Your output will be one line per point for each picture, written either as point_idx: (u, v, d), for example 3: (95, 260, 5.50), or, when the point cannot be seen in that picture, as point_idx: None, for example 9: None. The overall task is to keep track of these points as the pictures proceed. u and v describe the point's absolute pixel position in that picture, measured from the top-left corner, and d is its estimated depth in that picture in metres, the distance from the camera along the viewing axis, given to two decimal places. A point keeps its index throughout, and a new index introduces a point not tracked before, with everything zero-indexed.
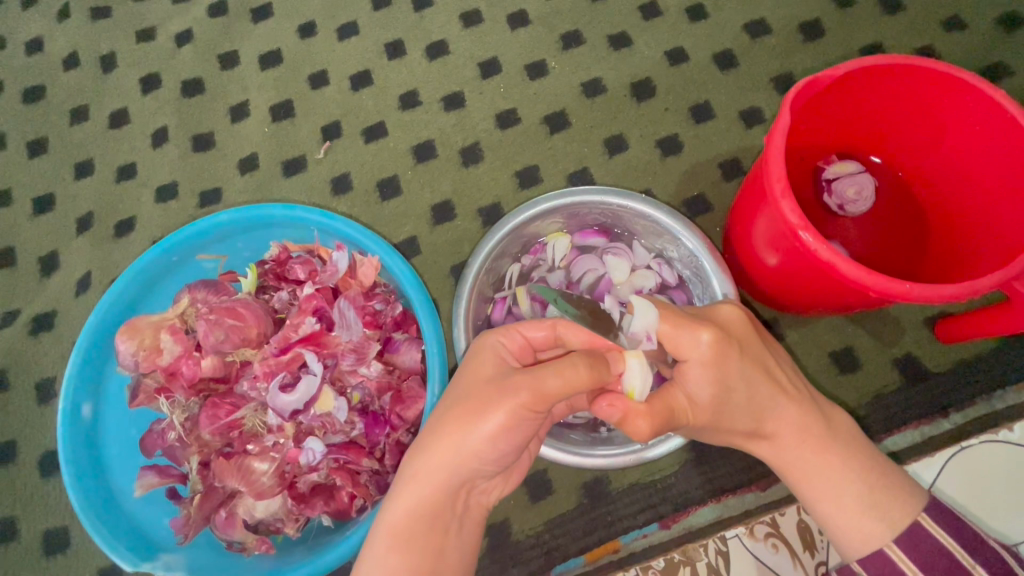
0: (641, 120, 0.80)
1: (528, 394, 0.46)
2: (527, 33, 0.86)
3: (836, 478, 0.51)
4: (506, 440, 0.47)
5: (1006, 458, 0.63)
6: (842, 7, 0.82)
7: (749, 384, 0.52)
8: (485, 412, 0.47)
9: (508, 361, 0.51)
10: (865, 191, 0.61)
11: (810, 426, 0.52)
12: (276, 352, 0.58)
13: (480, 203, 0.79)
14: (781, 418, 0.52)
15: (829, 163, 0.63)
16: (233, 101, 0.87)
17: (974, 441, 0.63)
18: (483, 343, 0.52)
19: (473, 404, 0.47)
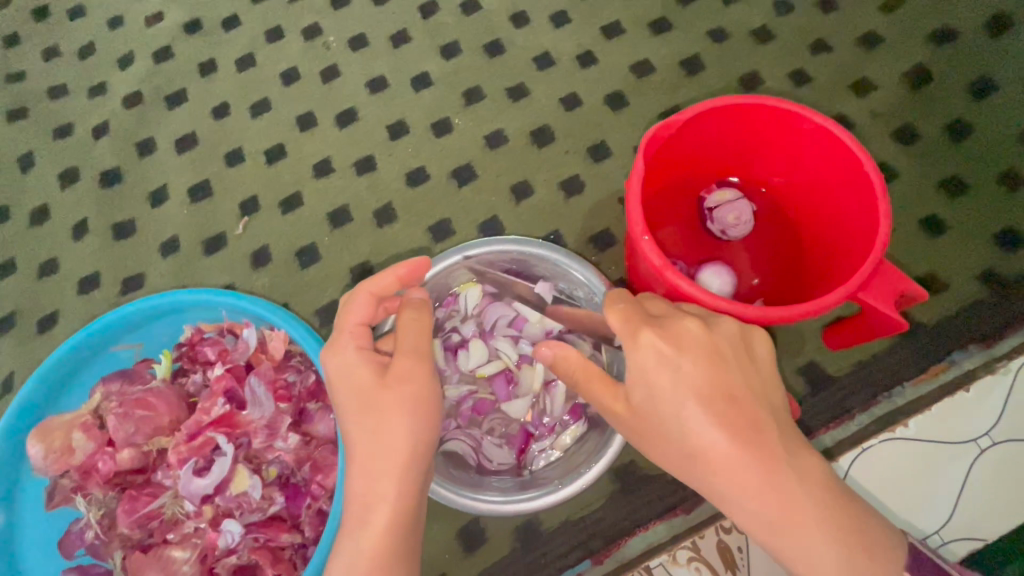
0: (544, 166, 0.84)
1: (413, 358, 0.53)
2: (431, 93, 0.90)
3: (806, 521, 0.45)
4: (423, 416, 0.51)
5: (904, 455, 0.66)
6: (719, 42, 0.88)
7: (709, 402, 0.46)
8: (400, 398, 0.51)
9: (367, 352, 0.53)
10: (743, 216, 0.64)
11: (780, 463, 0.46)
12: (187, 438, 0.59)
13: (397, 260, 0.81)
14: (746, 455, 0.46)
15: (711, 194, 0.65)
16: (151, 186, 0.89)
17: (875, 442, 0.66)
18: (336, 357, 0.53)
19: (379, 399, 0.50)
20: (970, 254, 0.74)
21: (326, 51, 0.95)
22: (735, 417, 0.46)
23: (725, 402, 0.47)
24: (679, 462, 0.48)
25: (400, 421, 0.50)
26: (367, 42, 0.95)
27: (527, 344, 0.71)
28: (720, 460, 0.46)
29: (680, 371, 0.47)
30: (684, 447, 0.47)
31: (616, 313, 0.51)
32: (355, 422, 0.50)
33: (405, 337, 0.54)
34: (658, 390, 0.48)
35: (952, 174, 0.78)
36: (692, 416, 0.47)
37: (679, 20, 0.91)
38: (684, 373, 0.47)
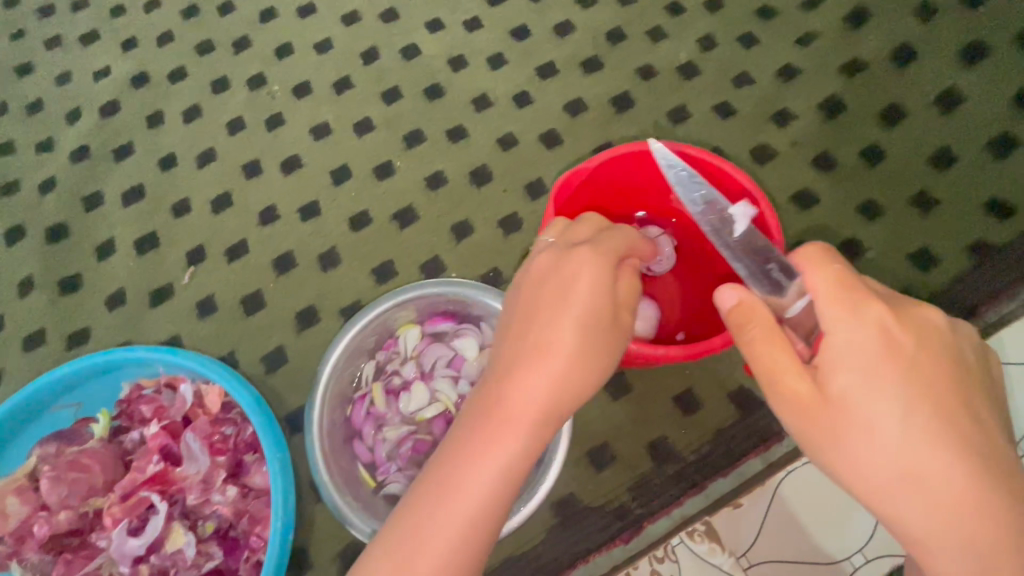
0: (483, 205, 0.86)
1: (589, 313, 0.42)
2: (373, 138, 0.93)
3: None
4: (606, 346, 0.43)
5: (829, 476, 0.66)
6: (647, 79, 0.93)
7: (911, 372, 0.39)
8: (549, 346, 0.41)
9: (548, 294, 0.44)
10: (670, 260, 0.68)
11: (990, 495, 0.37)
12: (121, 497, 0.60)
13: (341, 303, 0.83)
14: (944, 473, 0.38)
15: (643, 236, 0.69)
16: (99, 239, 0.90)
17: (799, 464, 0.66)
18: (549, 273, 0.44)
19: (567, 324, 0.41)
20: (885, 277, 0.78)
21: (271, 99, 0.97)
22: (938, 423, 0.38)
23: (943, 404, 0.39)
24: (849, 458, 0.40)
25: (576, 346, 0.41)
26: (311, 90, 0.98)
27: (467, 385, 0.72)
28: (908, 466, 0.38)
29: (900, 348, 0.40)
30: (861, 444, 0.40)
31: (812, 258, 0.43)
32: (528, 367, 0.40)
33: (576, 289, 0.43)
34: (852, 367, 0.40)
35: (867, 199, 0.82)
36: (886, 413, 0.39)
37: (610, 59, 0.95)
38: (904, 358, 0.40)
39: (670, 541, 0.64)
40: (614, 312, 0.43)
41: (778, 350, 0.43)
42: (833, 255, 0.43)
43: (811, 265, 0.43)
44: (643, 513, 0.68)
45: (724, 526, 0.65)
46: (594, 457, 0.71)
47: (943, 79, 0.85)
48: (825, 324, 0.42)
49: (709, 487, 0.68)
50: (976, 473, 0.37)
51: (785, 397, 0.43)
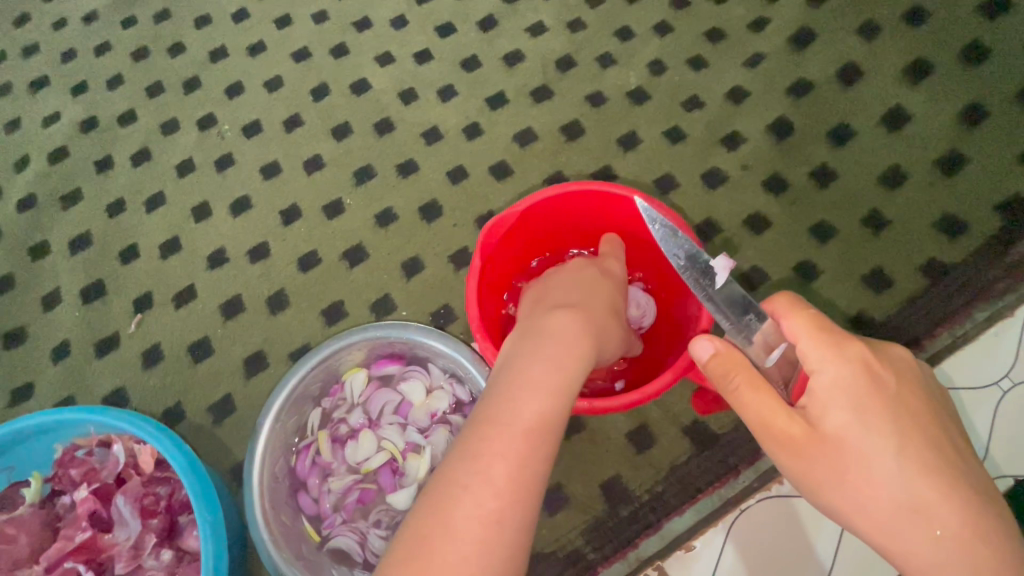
0: (433, 240, 0.85)
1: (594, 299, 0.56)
2: (323, 175, 0.92)
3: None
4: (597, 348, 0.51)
5: (782, 513, 0.65)
6: (597, 106, 0.92)
7: (890, 404, 0.42)
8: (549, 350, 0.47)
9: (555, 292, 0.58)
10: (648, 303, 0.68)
11: (979, 518, 0.39)
12: (46, 569, 0.58)
13: (290, 347, 0.81)
14: (935, 496, 0.40)
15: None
16: (45, 290, 0.88)
17: (752, 501, 0.66)
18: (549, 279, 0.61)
19: (561, 329, 0.50)
20: (841, 300, 0.77)
21: (221, 139, 0.97)
22: (924, 453, 0.41)
23: (925, 432, 0.42)
24: (848, 490, 0.42)
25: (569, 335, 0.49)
26: (261, 128, 0.97)
27: (414, 431, 0.71)
28: (904, 495, 0.40)
29: (878, 382, 0.43)
30: (860, 478, 0.42)
31: (786, 305, 0.47)
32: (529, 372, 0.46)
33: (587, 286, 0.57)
34: (837, 402, 0.43)
35: (818, 221, 0.81)
36: (878, 443, 0.42)
37: (559, 87, 0.95)
38: (882, 392, 0.43)
39: None
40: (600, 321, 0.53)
41: (762, 394, 0.46)
42: (803, 303, 0.48)
43: (787, 312, 0.47)
44: (597, 558, 0.66)
45: (675, 572, 0.64)
46: (546, 500, 0.69)
47: (889, 97, 0.85)
48: (806, 364, 0.45)
49: (664, 527, 0.66)
50: (964, 496, 0.40)
51: (781, 435, 0.45)
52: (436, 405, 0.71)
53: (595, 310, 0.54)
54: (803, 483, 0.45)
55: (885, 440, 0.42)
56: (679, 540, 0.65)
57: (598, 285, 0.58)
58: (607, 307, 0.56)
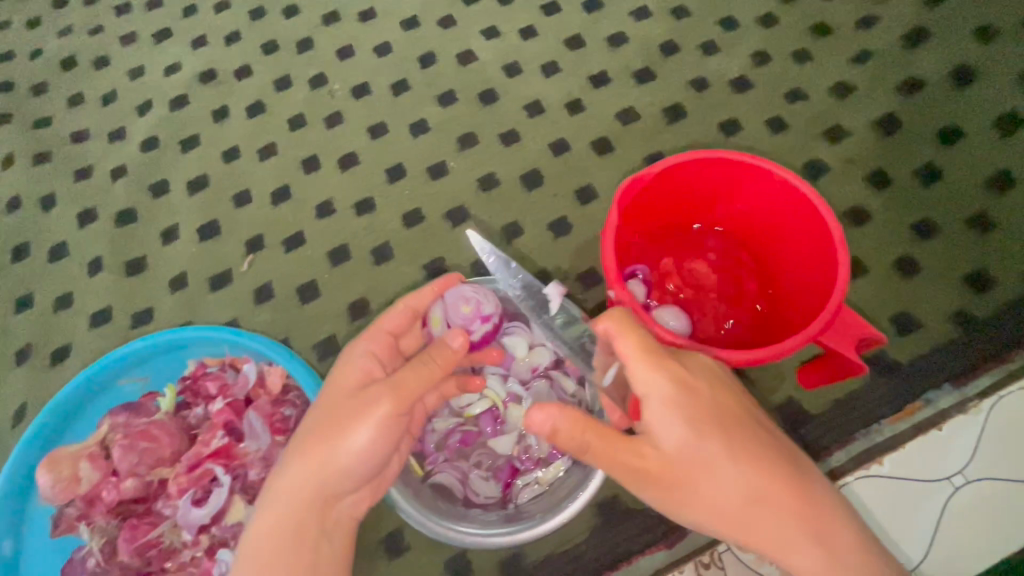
0: (533, 207, 0.89)
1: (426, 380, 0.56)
2: (428, 139, 0.96)
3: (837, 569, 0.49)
4: (340, 457, 0.54)
5: (880, 493, 0.68)
6: (699, 91, 0.94)
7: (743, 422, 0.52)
8: (304, 469, 0.54)
9: (374, 368, 0.59)
10: (485, 298, 0.69)
11: (805, 509, 0.50)
12: (187, 469, 0.63)
13: (392, 297, 0.85)
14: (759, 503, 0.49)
15: (427, 325, 0.67)
16: (163, 226, 0.94)
17: (850, 479, 0.69)
18: (353, 353, 0.60)
19: (322, 446, 0.54)
20: (943, 296, 0.77)
21: (331, 98, 1.01)
22: (759, 466, 0.50)
23: (738, 445, 0.50)
24: (717, 511, 0.50)
25: (309, 465, 0.54)
26: (369, 91, 1.01)
27: (516, 382, 0.74)
28: (763, 505, 0.49)
29: (711, 402, 0.51)
30: (716, 499, 0.49)
31: (621, 325, 0.51)
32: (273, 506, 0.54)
33: (351, 374, 0.58)
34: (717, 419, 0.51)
35: (921, 218, 0.81)
36: (703, 472, 0.49)
37: (662, 71, 0.97)
38: (708, 408, 0.51)
39: (718, 546, 0.67)
40: (338, 425, 0.54)
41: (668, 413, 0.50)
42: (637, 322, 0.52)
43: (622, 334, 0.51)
44: None
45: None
46: None
47: (1000, 102, 0.86)
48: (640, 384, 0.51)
49: None
50: (780, 492, 0.49)
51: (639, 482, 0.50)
52: (538, 361, 0.74)
53: (350, 403, 0.55)
54: (677, 512, 0.52)
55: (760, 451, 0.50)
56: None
57: (371, 368, 0.58)
58: (363, 394, 0.55)
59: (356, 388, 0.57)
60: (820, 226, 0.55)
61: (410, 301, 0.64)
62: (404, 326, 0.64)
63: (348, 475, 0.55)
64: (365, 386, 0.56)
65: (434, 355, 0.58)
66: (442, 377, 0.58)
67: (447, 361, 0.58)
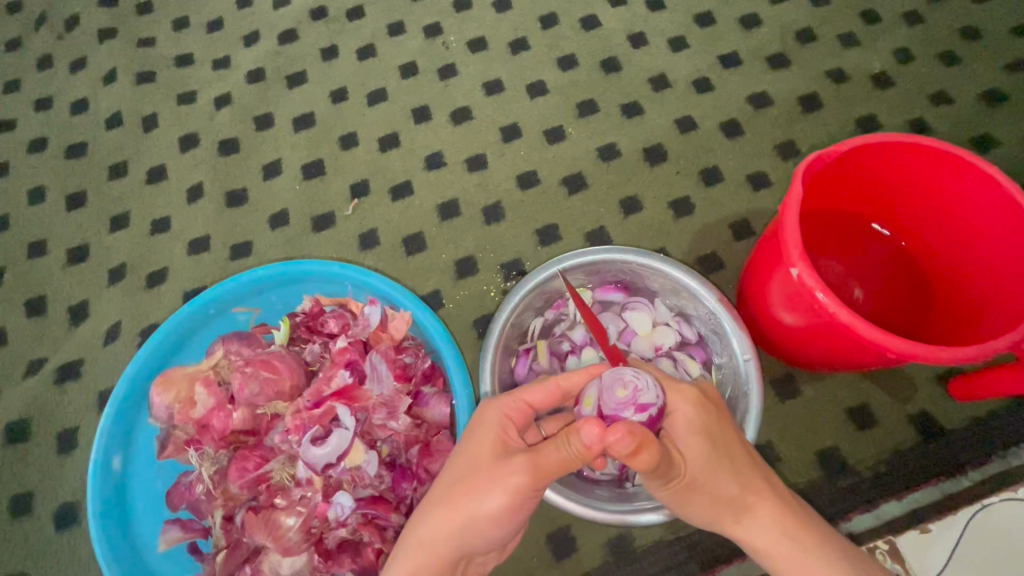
0: (654, 183, 0.85)
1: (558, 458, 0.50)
2: (546, 101, 0.91)
3: (797, 555, 0.51)
4: (483, 518, 0.49)
5: None
6: (838, 83, 0.90)
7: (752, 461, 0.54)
8: (442, 520, 0.50)
9: (510, 437, 0.54)
10: (647, 386, 0.54)
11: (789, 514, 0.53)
12: (309, 405, 0.60)
13: (501, 258, 0.82)
14: (754, 502, 0.53)
15: (579, 402, 0.58)
16: (266, 160, 0.91)
17: (993, 499, 0.64)
18: (488, 416, 0.55)
19: (463, 501, 0.50)
20: None
21: (445, 50, 0.97)
22: (741, 461, 0.53)
23: (735, 448, 0.54)
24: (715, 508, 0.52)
25: (454, 519, 0.49)
26: (485, 46, 0.96)
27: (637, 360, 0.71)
28: (753, 503, 0.53)
29: (715, 409, 0.56)
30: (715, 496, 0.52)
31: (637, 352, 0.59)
32: (408, 561, 0.49)
33: (484, 440, 0.53)
34: (727, 448, 0.54)
35: None
36: (708, 471, 0.52)
37: (798, 58, 0.92)
38: (715, 414, 0.55)
39: None
40: (478, 486, 0.50)
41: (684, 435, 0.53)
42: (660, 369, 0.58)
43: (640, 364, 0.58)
44: None
45: (909, 551, 0.63)
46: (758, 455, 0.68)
47: None
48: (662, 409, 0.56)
49: (883, 506, 0.65)
50: (758, 481, 0.53)
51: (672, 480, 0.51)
52: (659, 341, 0.71)
53: (485, 467, 0.51)
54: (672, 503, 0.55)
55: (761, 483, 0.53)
56: (915, 519, 0.64)
57: (501, 437, 0.53)
58: (502, 462, 0.50)
59: (493, 455, 0.52)
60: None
61: (563, 381, 0.58)
62: (549, 404, 0.58)
63: (486, 539, 0.50)
64: (501, 454, 0.52)
65: (570, 440, 0.50)
66: (580, 461, 0.50)
67: (582, 453, 0.49)
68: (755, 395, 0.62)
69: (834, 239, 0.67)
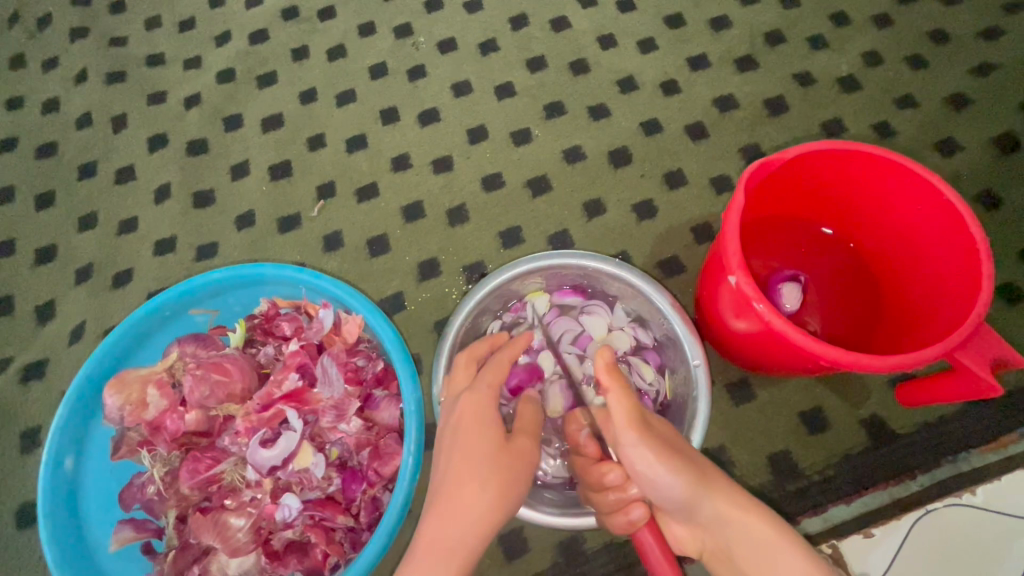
0: (618, 186, 0.85)
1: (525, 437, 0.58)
2: (514, 103, 0.91)
3: (771, 518, 0.52)
4: (512, 491, 0.54)
5: (970, 522, 0.65)
6: (805, 86, 0.90)
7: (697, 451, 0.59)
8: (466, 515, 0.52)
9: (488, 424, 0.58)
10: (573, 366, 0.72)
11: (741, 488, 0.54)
12: (258, 408, 0.61)
13: (464, 260, 0.82)
14: (717, 471, 0.55)
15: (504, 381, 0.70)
16: (234, 161, 0.91)
17: (938, 504, 0.65)
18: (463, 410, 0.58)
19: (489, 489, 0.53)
20: None
21: (415, 51, 0.96)
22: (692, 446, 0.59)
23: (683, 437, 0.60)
24: (683, 458, 0.54)
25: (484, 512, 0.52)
26: (455, 47, 0.96)
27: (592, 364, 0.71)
28: (718, 472, 0.55)
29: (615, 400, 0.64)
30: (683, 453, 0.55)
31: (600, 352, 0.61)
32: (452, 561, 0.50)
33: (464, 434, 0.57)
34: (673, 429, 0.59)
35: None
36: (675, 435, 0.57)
37: (766, 61, 0.92)
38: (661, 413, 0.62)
39: None
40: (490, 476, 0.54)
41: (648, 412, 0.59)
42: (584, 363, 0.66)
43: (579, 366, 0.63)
44: None
45: (850, 552, 0.65)
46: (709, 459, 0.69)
47: None
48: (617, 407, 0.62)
49: (830, 510, 0.66)
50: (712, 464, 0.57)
51: (645, 422, 0.56)
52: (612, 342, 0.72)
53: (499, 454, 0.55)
54: (643, 454, 0.54)
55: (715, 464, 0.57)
56: (861, 523, 0.65)
57: (485, 419, 0.58)
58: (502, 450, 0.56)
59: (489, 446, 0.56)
60: (965, 233, 0.50)
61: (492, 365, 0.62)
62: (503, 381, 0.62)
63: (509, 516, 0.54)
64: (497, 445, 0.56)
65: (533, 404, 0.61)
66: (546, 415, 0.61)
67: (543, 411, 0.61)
68: (696, 398, 0.63)
69: (786, 246, 0.68)
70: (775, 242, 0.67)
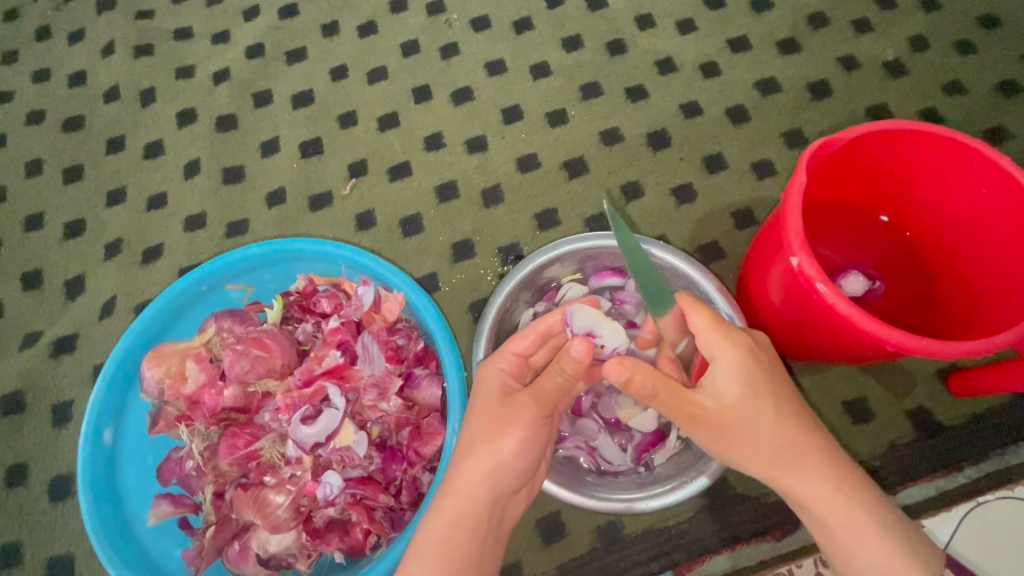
0: (656, 169, 0.83)
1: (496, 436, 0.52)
2: (549, 83, 0.89)
3: (834, 500, 0.48)
4: (473, 495, 0.50)
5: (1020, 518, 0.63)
6: (849, 70, 0.87)
7: (779, 402, 0.50)
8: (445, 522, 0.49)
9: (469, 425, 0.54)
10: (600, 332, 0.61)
11: (835, 462, 0.49)
12: (301, 384, 0.60)
13: (500, 242, 0.81)
14: (793, 448, 0.49)
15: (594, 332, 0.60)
16: (264, 137, 0.90)
17: (988, 497, 0.64)
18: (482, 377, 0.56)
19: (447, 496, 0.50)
20: None
21: (448, 28, 0.94)
22: (778, 410, 0.50)
23: (771, 393, 0.50)
24: (745, 446, 0.50)
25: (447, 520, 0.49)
26: (489, 25, 0.94)
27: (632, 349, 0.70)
28: (785, 453, 0.49)
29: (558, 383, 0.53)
30: (757, 448, 0.49)
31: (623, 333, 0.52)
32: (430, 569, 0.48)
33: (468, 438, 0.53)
34: (756, 387, 0.49)
35: None
36: (758, 416, 0.49)
37: (809, 43, 0.89)
38: (761, 363, 0.50)
39: None
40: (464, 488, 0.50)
41: (732, 374, 0.49)
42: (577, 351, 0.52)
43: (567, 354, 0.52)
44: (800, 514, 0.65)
45: None
46: None
47: None
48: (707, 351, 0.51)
49: None
50: (790, 425, 0.50)
51: (692, 416, 0.50)
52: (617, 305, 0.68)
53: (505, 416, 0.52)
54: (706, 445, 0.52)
55: (791, 434, 0.49)
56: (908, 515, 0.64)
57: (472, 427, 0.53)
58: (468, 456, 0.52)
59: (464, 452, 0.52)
60: None
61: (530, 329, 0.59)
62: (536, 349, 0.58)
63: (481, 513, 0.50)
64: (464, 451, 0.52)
65: (562, 364, 0.51)
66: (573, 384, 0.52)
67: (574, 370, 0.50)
68: None
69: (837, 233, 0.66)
70: (826, 228, 0.66)
